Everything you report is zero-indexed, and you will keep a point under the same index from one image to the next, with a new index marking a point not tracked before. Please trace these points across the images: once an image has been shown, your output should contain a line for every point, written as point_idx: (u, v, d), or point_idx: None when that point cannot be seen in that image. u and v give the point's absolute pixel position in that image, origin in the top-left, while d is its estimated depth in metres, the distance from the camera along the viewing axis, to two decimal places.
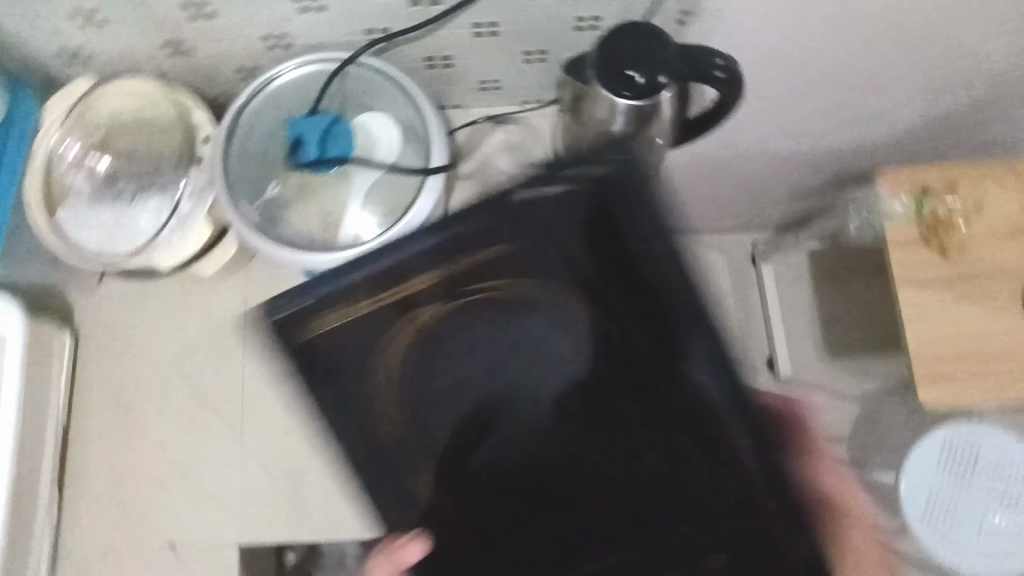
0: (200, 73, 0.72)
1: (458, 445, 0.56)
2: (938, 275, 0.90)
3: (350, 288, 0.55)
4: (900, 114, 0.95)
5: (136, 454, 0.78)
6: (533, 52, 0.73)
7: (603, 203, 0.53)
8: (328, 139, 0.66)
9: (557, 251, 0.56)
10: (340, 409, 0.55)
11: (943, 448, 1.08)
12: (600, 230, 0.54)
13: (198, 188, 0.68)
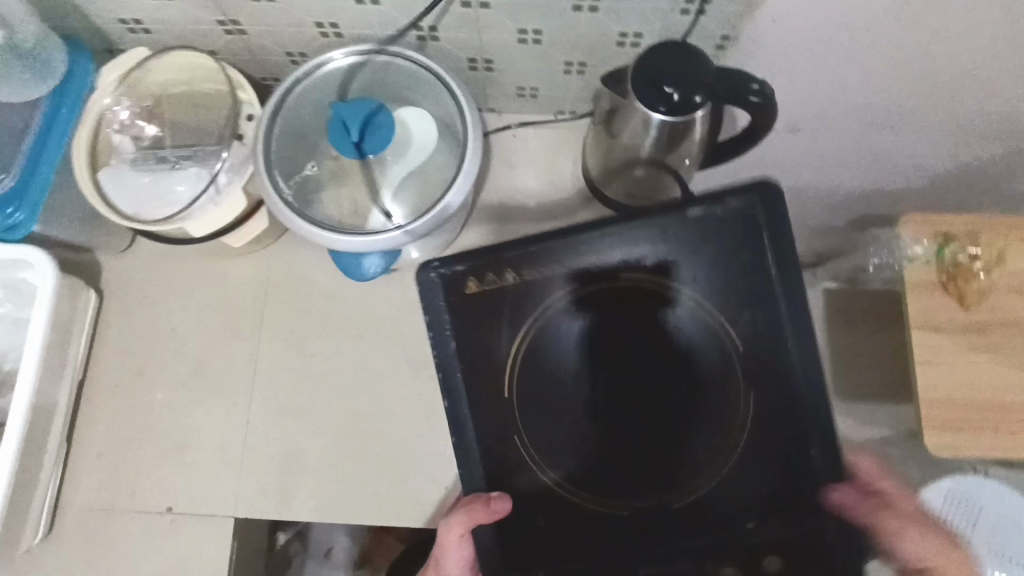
0: (251, 54, 0.75)
1: (558, 418, 0.60)
2: (955, 322, 0.90)
3: (504, 264, 0.61)
4: (927, 161, 0.96)
5: (145, 417, 0.79)
6: (573, 63, 0.75)
7: (748, 234, 0.60)
8: (369, 127, 0.66)
9: (691, 264, 0.61)
10: (465, 368, 0.60)
11: (947, 501, 1.07)
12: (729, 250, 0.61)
13: (237, 161, 0.70)
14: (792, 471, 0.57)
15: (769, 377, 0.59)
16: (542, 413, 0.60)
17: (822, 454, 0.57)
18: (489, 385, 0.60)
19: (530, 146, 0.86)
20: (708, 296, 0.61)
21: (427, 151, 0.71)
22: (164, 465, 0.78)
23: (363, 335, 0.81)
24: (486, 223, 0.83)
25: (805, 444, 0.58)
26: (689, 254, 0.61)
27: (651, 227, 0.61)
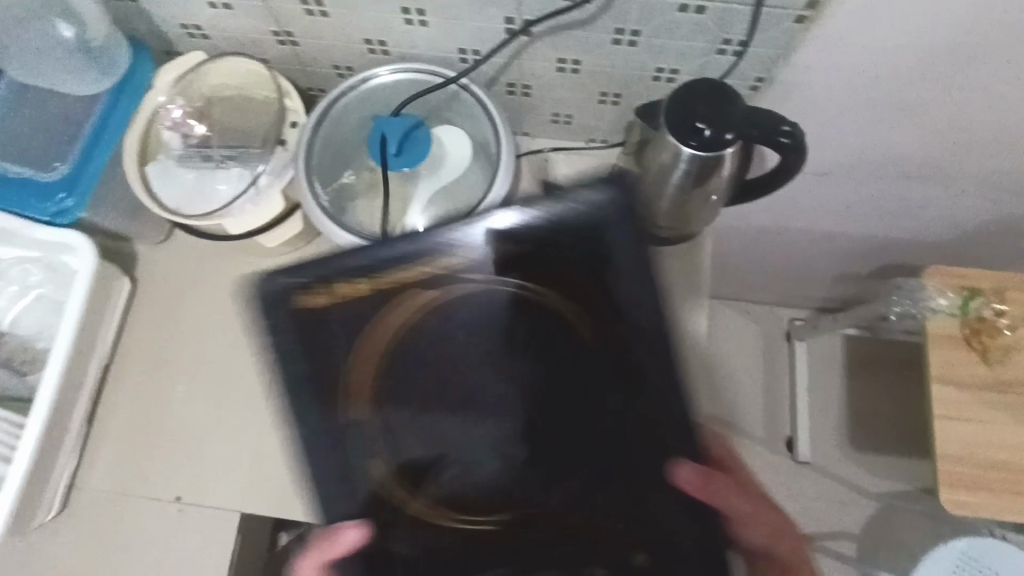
0: (301, 64, 0.78)
1: (420, 451, 0.56)
2: (976, 377, 0.89)
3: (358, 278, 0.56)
4: (957, 213, 0.96)
5: (164, 406, 0.81)
6: (609, 94, 0.77)
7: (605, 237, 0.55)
8: (406, 141, 0.68)
9: (561, 270, 0.57)
10: (320, 392, 0.56)
11: (960, 564, 1.04)
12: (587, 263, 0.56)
13: (278, 165, 0.73)
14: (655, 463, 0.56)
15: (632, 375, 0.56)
16: (409, 420, 0.57)
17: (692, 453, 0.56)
18: (338, 397, 0.56)
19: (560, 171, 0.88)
20: (568, 304, 0.57)
21: (461, 169, 0.73)
22: (177, 455, 0.79)
23: None
24: None
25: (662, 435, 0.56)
26: (564, 253, 0.56)
27: (498, 235, 0.56)
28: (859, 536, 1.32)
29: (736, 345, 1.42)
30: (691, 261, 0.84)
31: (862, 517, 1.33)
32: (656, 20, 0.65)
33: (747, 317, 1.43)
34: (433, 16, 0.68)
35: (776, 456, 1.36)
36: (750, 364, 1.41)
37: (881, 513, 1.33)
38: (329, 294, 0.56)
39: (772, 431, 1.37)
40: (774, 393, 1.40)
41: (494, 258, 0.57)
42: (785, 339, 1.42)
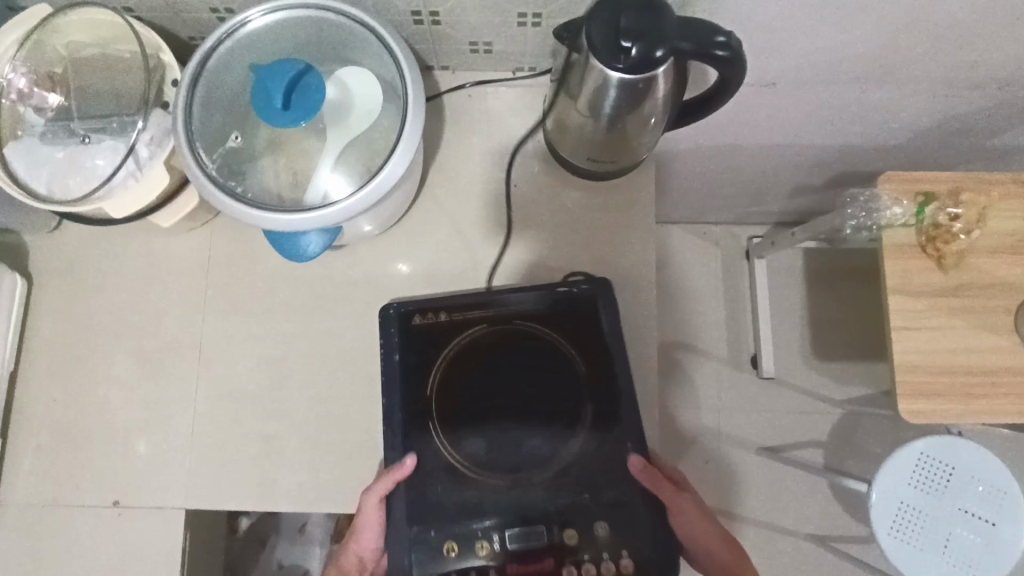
0: (171, 10, 0.67)
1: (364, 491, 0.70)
2: (932, 284, 0.87)
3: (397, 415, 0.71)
4: (913, 113, 0.91)
5: (89, 395, 0.76)
6: (528, 15, 0.68)
7: (504, 336, 0.73)
8: (296, 91, 0.57)
9: (499, 365, 0.72)
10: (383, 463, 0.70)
11: (920, 464, 1.06)
12: (503, 350, 0.73)
13: (158, 132, 0.63)
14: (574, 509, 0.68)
15: (549, 376, 0.72)
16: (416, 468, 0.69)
17: (639, 443, 0.69)
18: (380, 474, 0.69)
19: (488, 107, 0.81)
20: (469, 377, 0.72)
21: (370, 117, 0.65)
22: (109, 455, 0.75)
23: (322, 309, 0.78)
24: (438, 194, 0.80)
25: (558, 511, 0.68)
26: (504, 303, 0.73)
27: (500, 346, 0.73)
28: (824, 442, 1.35)
29: (697, 268, 1.40)
30: (634, 194, 0.79)
31: (828, 425, 1.36)
32: None
33: (705, 239, 1.40)
34: None
35: (740, 374, 1.36)
36: (712, 284, 1.40)
37: (845, 419, 1.36)
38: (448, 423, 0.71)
39: (736, 349, 1.37)
40: (736, 311, 1.39)
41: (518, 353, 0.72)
42: (745, 257, 1.40)
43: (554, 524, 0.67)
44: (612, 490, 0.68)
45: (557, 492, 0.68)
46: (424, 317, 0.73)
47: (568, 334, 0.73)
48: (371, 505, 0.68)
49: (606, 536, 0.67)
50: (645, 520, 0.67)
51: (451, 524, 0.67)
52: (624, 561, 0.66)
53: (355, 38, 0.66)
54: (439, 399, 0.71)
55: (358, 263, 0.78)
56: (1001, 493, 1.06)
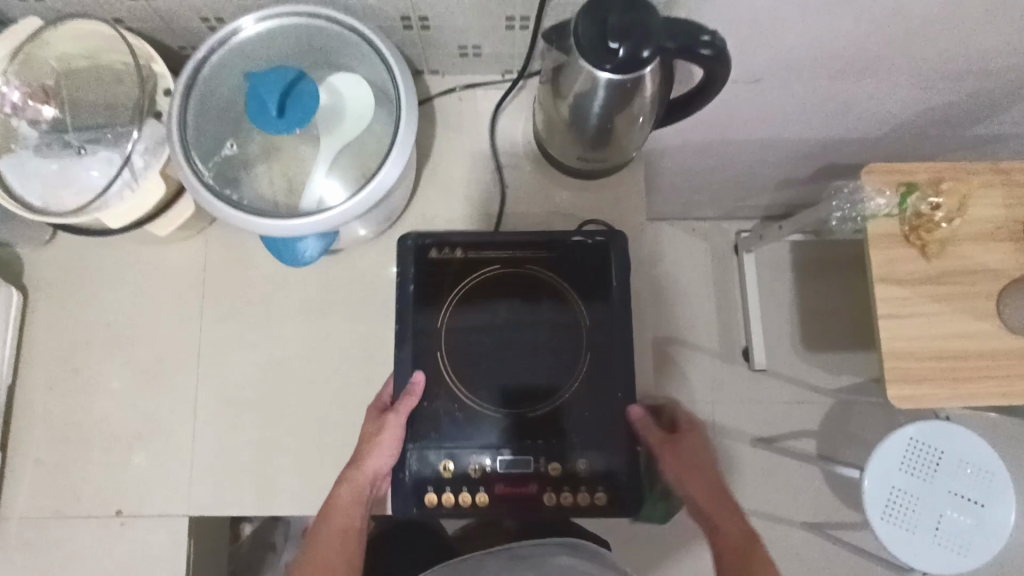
0: (162, 21, 0.68)
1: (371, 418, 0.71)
2: (917, 272, 0.89)
3: (410, 364, 0.72)
4: (893, 105, 0.93)
5: (88, 407, 0.76)
6: (516, 18, 0.69)
7: (518, 278, 0.74)
8: (291, 97, 0.58)
9: (512, 305, 0.74)
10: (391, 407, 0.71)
11: (910, 449, 1.08)
12: (516, 292, 0.74)
13: (153, 142, 0.64)
14: (565, 453, 0.70)
15: (557, 326, 0.73)
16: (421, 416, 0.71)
17: (631, 398, 0.72)
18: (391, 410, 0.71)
19: (478, 110, 0.82)
20: (483, 317, 0.73)
21: (364, 123, 0.66)
22: (110, 465, 0.75)
23: (321, 312, 0.78)
24: (431, 197, 0.81)
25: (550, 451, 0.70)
26: (519, 244, 0.75)
27: (513, 287, 0.74)
28: (817, 431, 1.37)
29: (687, 263, 1.42)
30: (623, 191, 0.81)
31: (820, 414, 1.38)
32: None
33: (694, 235, 1.42)
34: None
35: (732, 367, 1.38)
36: (702, 279, 1.42)
37: (837, 408, 1.38)
38: (460, 364, 0.72)
39: (727, 342, 1.39)
40: (727, 305, 1.41)
41: (528, 305, 0.74)
42: (734, 251, 1.42)
43: (543, 455, 0.70)
44: (604, 439, 0.71)
45: (549, 428, 0.71)
46: (440, 252, 0.74)
47: (575, 281, 0.74)
48: (395, 418, 0.69)
49: (586, 472, 0.70)
50: (627, 470, 0.70)
51: (451, 450, 0.70)
52: (599, 495, 0.69)
53: (346, 45, 0.66)
54: (454, 332, 0.73)
55: (354, 266, 0.79)
56: (988, 473, 1.08)
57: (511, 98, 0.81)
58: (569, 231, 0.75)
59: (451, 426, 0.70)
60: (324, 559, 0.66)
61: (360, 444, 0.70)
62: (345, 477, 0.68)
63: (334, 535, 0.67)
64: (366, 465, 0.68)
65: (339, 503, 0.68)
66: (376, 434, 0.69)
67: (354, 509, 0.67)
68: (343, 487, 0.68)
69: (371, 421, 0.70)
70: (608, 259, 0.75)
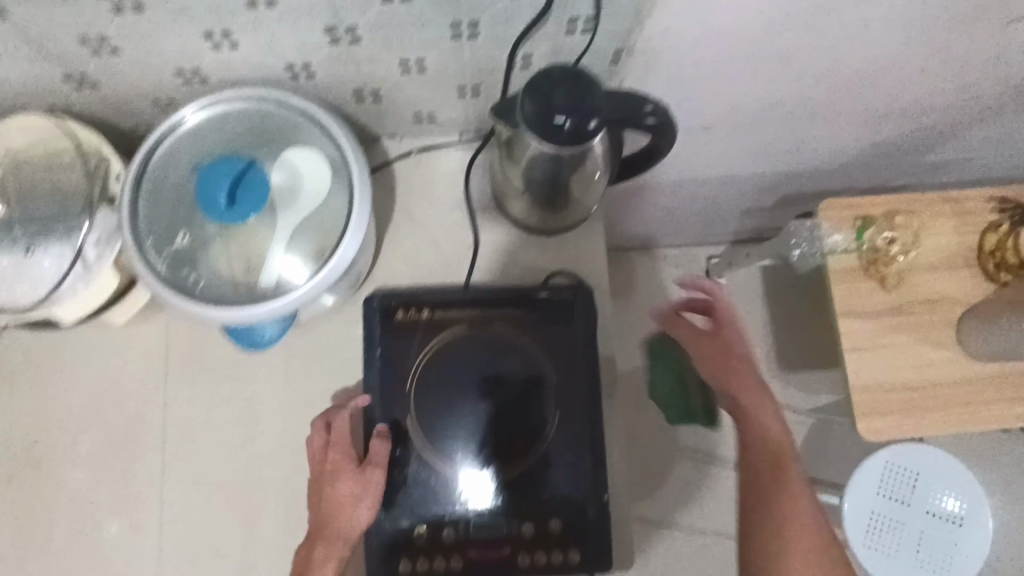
0: (112, 104, 0.68)
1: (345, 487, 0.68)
2: (879, 304, 0.91)
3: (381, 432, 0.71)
4: (846, 141, 0.95)
5: (51, 495, 0.75)
6: (467, 88, 0.70)
7: (485, 336, 0.74)
8: (241, 186, 0.58)
9: (480, 364, 0.73)
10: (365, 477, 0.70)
11: (886, 473, 1.10)
12: (484, 349, 0.73)
13: (105, 233, 0.63)
14: (538, 515, 0.70)
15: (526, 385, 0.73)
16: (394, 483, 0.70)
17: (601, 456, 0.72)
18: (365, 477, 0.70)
19: (436, 170, 0.82)
20: (451, 379, 0.73)
21: (319, 200, 0.66)
22: (75, 554, 0.73)
23: (287, 384, 0.78)
24: (394, 260, 0.81)
25: (523, 515, 0.70)
26: (485, 302, 0.75)
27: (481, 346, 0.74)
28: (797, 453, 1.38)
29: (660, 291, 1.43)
30: (585, 245, 0.81)
31: (799, 435, 1.39)
32: (489, 10, 0.57)
33: (665, 264, 1.44)
34: (243, 37, 0.58)
35: None
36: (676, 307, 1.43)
37: (815, 429, 1.40)
38: (431, 428, 0.71)
39: None
40: None
41: (497, 365, 0.73)
42: (706, 277, 1.44)
43: (515, 517, 0.70)
44: (576, 498, 0.70)
45: (520, 489, 0.71)
46: (406, 313, 0.74)
47: (541, 338, 0.74)
48: (374, 475, 0.67)
49: (559, 530, 0.70)
50: (600, 529, 0.70)
51: (424, 516, 0.69)
52: (572, 554, 0.69)
53: (298, 124, 0.67)
54: (423, 395, 0.72)
55: (319, 335, 0.79)
56: (965, 491, 1.10)
57: (474, 159, 0.81)
58: (534, 287, 0.75)
59: (423, 492, 0.70)
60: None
61: (334, 508, 0.66)
62: (323, 552, 0.65)
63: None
64: (349, 534, 0.65)
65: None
66: (355, 495, 0.66)
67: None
68: (323, 564, 0.64)
69: (347, 481, 0.67)
70: (574, 315, 0.75)
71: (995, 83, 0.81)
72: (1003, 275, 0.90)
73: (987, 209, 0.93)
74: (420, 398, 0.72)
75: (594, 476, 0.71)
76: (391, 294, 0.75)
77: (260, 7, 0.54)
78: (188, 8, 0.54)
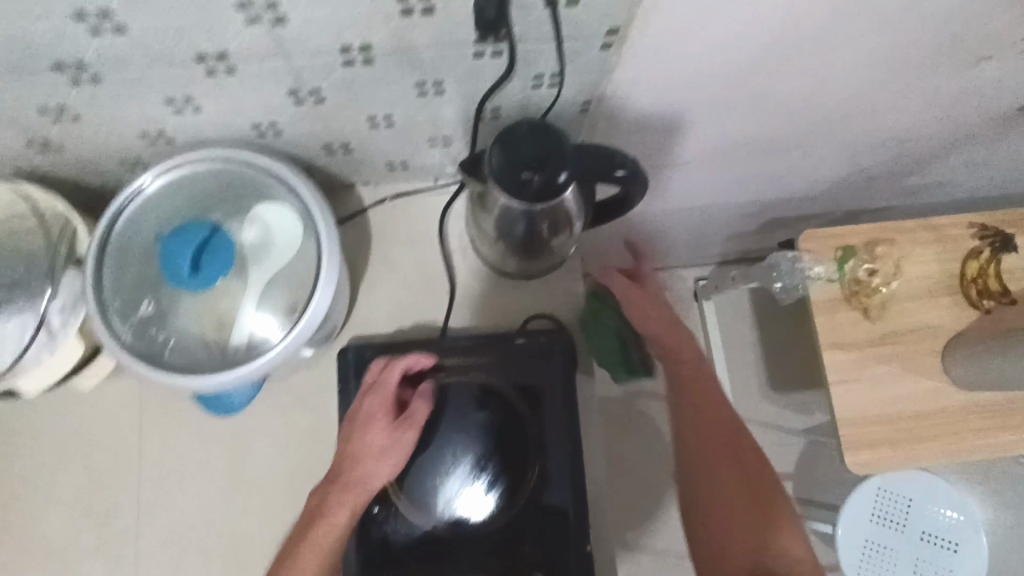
0: (78, 164, 0.67)
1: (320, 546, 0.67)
2: (863, 335, 0.90)
3: None
4: (826, 170, 0.95)
5: (25, 560, 0.73)
6: (437, 138, 0.69)
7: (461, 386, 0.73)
8: (205, 251, 0.57)
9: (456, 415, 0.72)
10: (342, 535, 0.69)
11: (879, 498, 1.09)
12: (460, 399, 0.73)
13: (69, 300, 0.63)
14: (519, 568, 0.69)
15: (504, 435, 0.72)
16: (372, 541, 0.69)
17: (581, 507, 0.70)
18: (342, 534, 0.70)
19: (412, 216, 0.82)
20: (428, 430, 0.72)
21: (288, 260, 0.65)
22: None
23: (264, 438, 0.77)
24: (371, 308, 0.80)
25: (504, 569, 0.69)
26: (460, 350, 0.74)
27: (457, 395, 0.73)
28: (790, 475, 1.37)
29: None
30: (563, 288, 0.81)
31: (792, 457, 1.38)
32: (454, 67, 0.55)
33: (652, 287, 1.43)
34: (205, 102, 0.57)
35: None
36: None
37: (808, 450, 1.39)
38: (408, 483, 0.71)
39: None
40: None
41: (474, 416, 0.72)
42: (693, 299, 1.43)
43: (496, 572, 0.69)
44: (558, 550, 0.69)
45: (500, 543, 0.70)
46: None
47: (519, 386, 0.73)
48: (406, 435, 0.64)
49: None
50: None
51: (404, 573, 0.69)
52: None
53: (265, 181, 0.65)
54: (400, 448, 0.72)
55: (296, 387, 0.78)
56: (962, 513, 1.08)
57: (450, 204, 0.80)
58: (509, 333, 0.74)
59: (403, 548, 0.69)
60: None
61: (357, 455, 0.62)
62: (337, 498, 0.60)
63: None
64: (365, 489, 0.61)
65: (327, 531, 0.59)
66: (382, 447, 0.63)
67: (340, 537, 0.60)
68: (334, 510, 0.60)
69: (379, 430, 0.63)
70: (551, 360, 0.74)
71: (969, 114, 0.81)
72: (986, 302, 0.90)
73: (968, 235, 0.92)
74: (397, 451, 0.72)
75: (575, 527, 0.70)
76: (367, 347, 0.75)
77: (220, 74, 0.53)
78: (147, 77, 0.53)
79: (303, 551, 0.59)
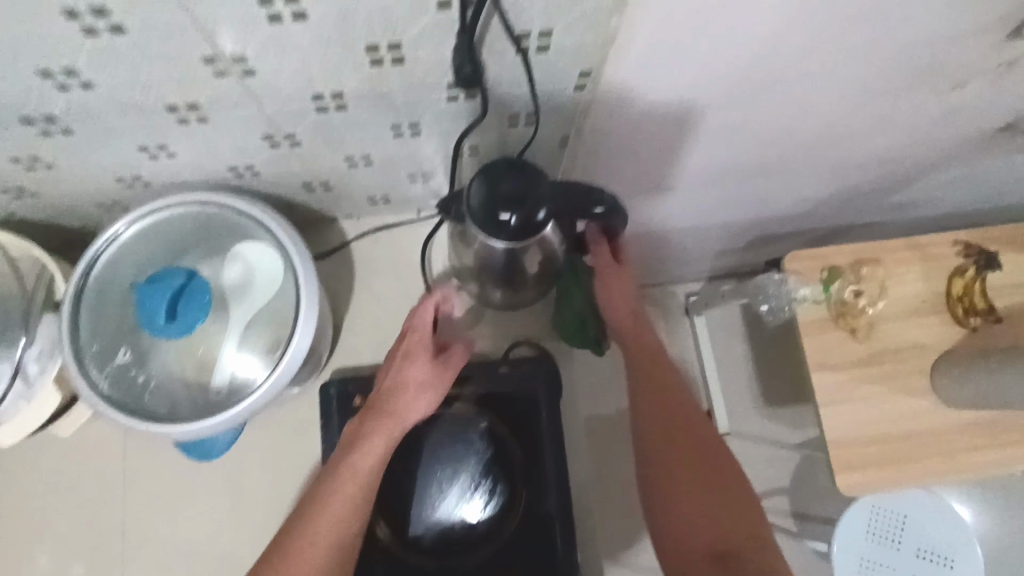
0: (56, 209, 0.67)
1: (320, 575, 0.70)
2: (850, 356, 0.90)
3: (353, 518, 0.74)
4: (810, 191, 0.95)
5: None
6: (418, 175, 0.69)
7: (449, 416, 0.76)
8: (181, 298, 0.57)
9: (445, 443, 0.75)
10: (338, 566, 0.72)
11: (873, 516, 1.05)
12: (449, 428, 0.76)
13: (46, 346, 0.62)
14: None
15: (492, 463, 0.75)
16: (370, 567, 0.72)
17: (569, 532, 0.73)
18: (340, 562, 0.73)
19: (395, 248, 0.82)
20: (419, 459, 0.75)
21: (267, 301, 0.64)
22: None
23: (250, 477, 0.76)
24: (356, 342, 0.80)
25: None
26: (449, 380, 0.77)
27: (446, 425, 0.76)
28: None
29: None
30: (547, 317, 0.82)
31: None
32: (430, 109, 0.55)
33: None
34: (180, 148, 0.57)
35: None
36: None
37: None
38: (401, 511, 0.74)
39: None
40: None
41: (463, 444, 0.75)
42: None
43: None
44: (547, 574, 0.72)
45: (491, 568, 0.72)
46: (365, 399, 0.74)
47: (505, 414, 0.76)
48: (445, 372, 0.64)
49: None
50: None
51: None
52: None
53: (243, 222, 0.65)
54: (393, 478, 0.74)
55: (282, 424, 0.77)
56: (957, 529, 1.05)
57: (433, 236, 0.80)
58: (495, 362, 0.77)
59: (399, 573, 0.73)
60: (342, 514, 0.55)
61: (395, 389, 0.62)
62: (374, 425, 0.60)
63: (355, 486, 0.56)
64: (404, 419, 0.61)
65: (369, 452, 0.58)
66: (420, 382, 0.62)
67: (382, 459, 0.58)
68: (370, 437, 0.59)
69: (417, 366, 0.63)
70: (536, 388, 0.77)
71: (948, 135, 0.81)
72: (971, 320, 0.90)
73: (952, 253, 0.93)
74: (389, 480, 0.74)
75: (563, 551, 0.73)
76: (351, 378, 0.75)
77: (192, 122, 0.53)
78: (119, 127, 0.53)
79: (346, 465, 0.57)
